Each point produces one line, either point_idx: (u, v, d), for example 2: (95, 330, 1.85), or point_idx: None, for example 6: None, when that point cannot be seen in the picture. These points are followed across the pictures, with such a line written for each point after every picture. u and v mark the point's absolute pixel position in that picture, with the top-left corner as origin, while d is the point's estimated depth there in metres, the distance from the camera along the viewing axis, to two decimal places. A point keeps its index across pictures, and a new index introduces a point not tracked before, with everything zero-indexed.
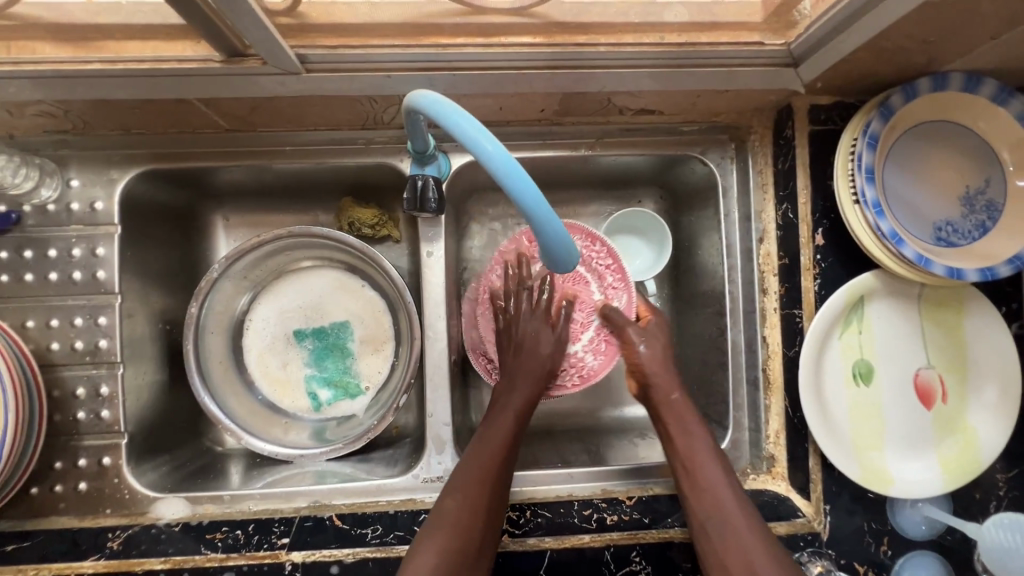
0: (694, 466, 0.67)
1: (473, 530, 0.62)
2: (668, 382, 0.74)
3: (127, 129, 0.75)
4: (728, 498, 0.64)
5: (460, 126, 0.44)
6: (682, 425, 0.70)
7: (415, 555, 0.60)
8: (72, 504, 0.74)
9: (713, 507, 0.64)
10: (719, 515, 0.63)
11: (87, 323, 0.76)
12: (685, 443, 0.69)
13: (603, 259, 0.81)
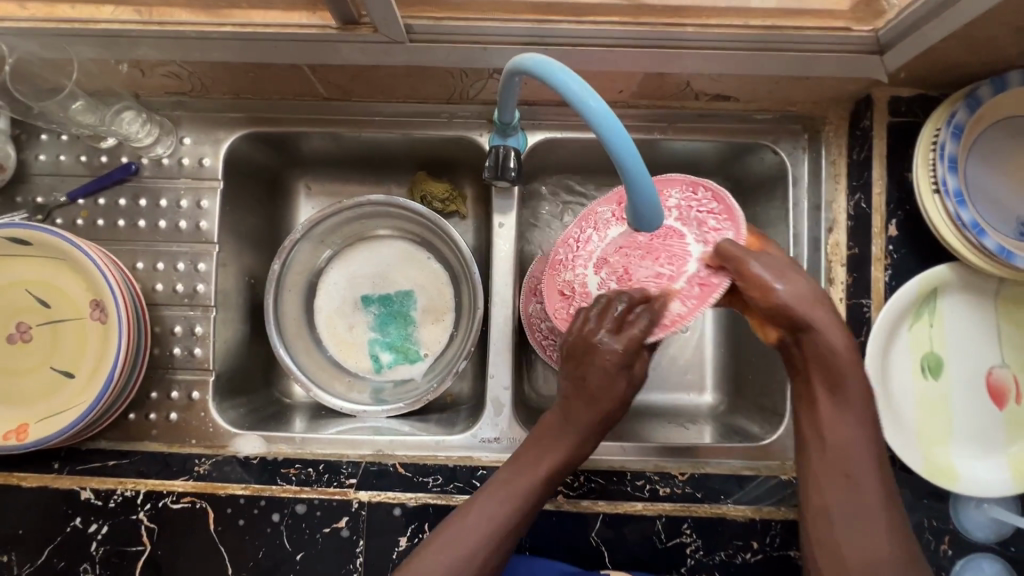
0: (847, 436, 0.59)
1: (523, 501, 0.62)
2: (851, 349, 0.59)
3: (236, 94, 0.83)
4: (874, 475, 0.58)
5: (564, 81, 0.49)
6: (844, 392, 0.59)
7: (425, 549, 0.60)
8: (163, 432, 0.81)
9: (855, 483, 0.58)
10: (854, 491, 0.58)
11: (188, 269, 0.83)
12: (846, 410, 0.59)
13: (705, 205, 0.65)
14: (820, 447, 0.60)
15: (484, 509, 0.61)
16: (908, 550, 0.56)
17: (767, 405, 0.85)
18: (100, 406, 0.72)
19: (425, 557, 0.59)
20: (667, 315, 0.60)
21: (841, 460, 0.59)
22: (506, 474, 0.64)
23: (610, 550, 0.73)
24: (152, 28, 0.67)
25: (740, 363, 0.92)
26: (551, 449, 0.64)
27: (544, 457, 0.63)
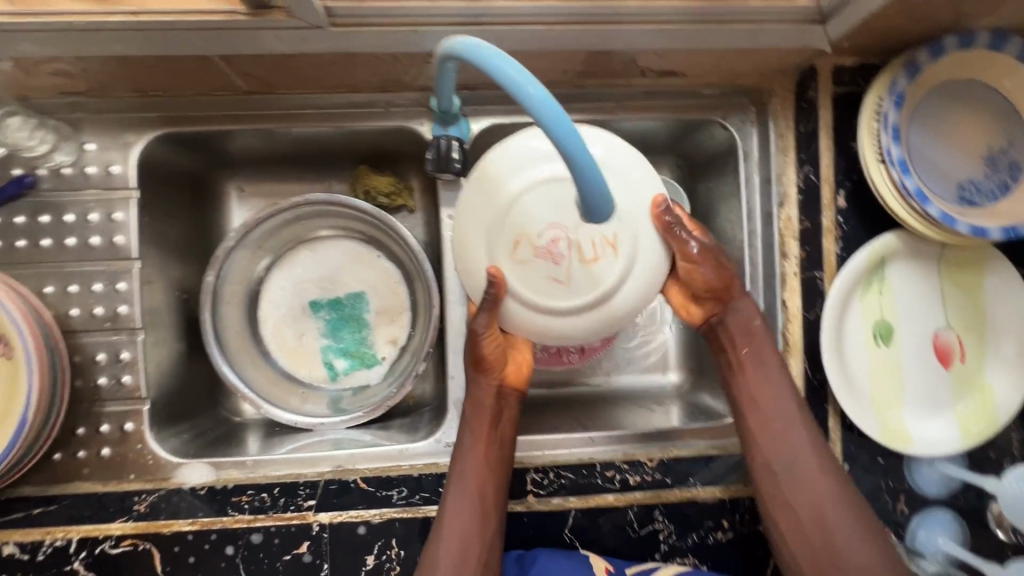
0: (766, 383, 0.64)
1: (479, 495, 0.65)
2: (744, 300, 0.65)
3: (143, 90, 0.74)
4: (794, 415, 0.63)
5: (500, 68, 0.45)
6: (756, 352, 0.65)
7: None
8: (96, 469, 0.74)
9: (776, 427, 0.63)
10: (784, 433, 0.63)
11: (106, 290, 0.75)
12: (756, 373, 0.64)
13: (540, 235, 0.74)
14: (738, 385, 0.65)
15: (439, 564, 0.62)
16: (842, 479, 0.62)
17: None
18: (14, 453, 0.65)
19: None
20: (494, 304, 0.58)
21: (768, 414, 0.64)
22: (445, 512, 0.64)
23: (584, 543, 0.72)
24: (26, 20, 0.58)
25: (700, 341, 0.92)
26: (475, 466, 0.65)
27: (473, 453, 0.66)
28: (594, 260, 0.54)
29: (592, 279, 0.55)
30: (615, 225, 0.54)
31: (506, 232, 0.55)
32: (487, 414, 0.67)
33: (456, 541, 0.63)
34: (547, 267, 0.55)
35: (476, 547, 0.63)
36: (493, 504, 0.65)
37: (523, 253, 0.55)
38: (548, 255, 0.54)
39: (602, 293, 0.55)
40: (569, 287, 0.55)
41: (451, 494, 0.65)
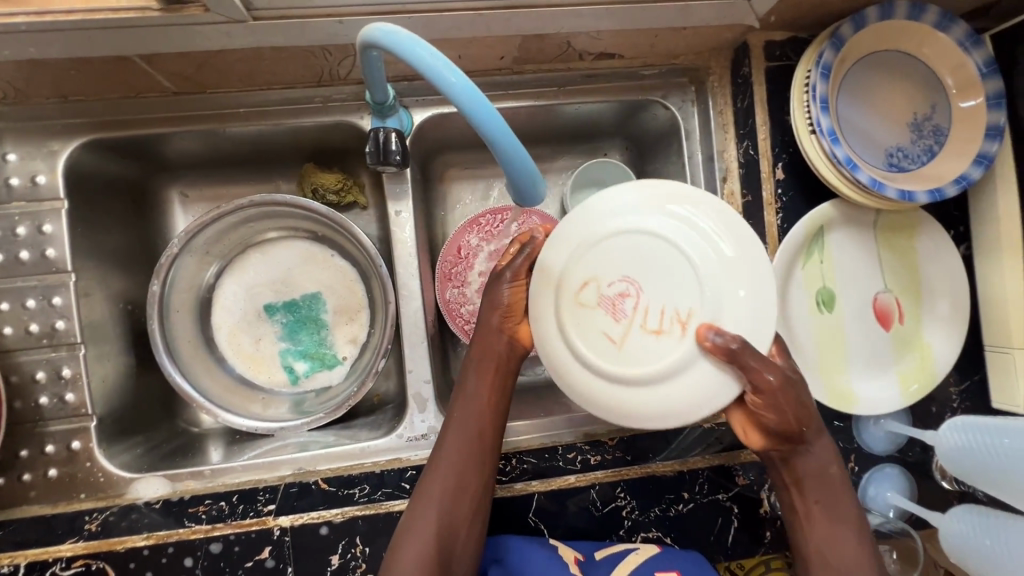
0: (832, 495, 0.61)
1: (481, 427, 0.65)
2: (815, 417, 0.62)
3: (64, 96, 0.71)
4: (852, 528, 0.60)
5: (416, 53, 0.45)
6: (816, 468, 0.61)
7: (416, 508, 0.62)
8: (44, 491, 0.71)
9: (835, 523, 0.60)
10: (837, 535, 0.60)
11: (41, 305, 0.72)
12: (828, 512, 0.61)
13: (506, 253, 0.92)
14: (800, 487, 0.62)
15: (433, 496, 0.62)
16: None
17: None
18: None
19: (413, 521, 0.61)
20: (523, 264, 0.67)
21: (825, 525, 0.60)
22: (444, 446, 0.64)
23: (549, 527, 0.72)
24: None
25: None
26: (478, 402, 0.66)
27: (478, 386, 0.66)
28: (659, 332, 0.55)
29: (655, 352, 0.55)
30: (690, 306, 0.56)
31: (576, 272, 0.57)
32: (495, 350, 0.67)
33: (451, 476, 0.63)
34: (606, 320, 0.56)
35: (471, 481, 0.63)
36: (492, 442, 0.65)
37: (587, 297, 0.57)
38: (612, 308, 0.56)
39: (664, 370, 0.55)
40: (623, 347, 0.56)
41: (451, 424, 0.65)
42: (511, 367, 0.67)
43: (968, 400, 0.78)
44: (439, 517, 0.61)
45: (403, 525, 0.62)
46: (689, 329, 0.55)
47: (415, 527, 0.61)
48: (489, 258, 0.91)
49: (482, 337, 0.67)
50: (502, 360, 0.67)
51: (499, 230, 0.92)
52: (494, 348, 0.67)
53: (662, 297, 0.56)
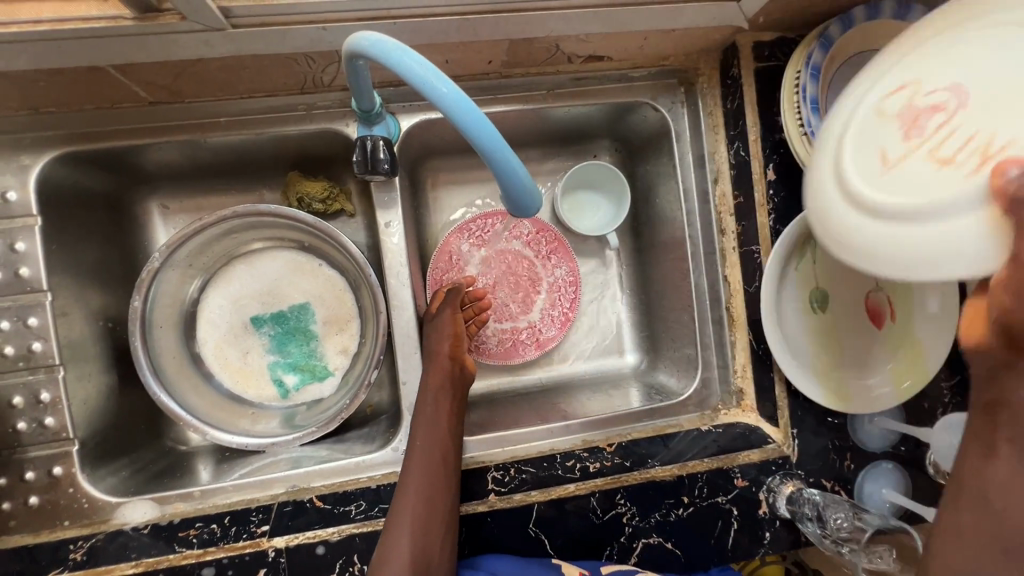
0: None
1: (442, 452, 0.69)
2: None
3: (34, 108, 0.68)
4: None
5: (405, 64, 0.43)
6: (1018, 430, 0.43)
7: (391, 540, 0.63)
8: (25, 520, 0.69)
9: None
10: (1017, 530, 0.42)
11: (16, 327, 0.69)
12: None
13: (541, 248, 0.93)
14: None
15: (404, 524, 0.63)
16: None
17: (682, 358, 0.88)
18: None
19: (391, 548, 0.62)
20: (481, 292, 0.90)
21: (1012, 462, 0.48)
22: (409, 472, 0.67)
23: (550, 537, 0.71)
24: None
25: (652, 320, 0.94)
26: (438, 427, 0.71)
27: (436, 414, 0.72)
28: (945, 163, 0.46)
29: (925, 180, 0.47)
30: (1013, 139, 0.43)
31: (897, 76, 0.52)
32: (446, 378, 0.76)
33: (420, 501, 0.65)
34: (894, 135, 0.50)
35: (439, 503, 0.65)
36: (453, 463, 0.69)
37: (891, 107, 0.51)
38: (912, 120, 0.50)
39: (911, 210, 0.47)
40: (891, 171, 0.49)
41: (415, 451, 0.69)
42: (457, 394, 0.76)
43: (959, 394, 0.79)
44: (413, 541, 0.62)
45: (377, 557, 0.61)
46: (988, 165, 0.43)
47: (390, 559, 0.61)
48: (480, 265, 0.92)
49: (434, 363, 0.76)
50: (447, 389, 0.75)
51: (491, 235, 0.92)
52: (442, 370, 0.76)
53: (990, 126, 0.45)
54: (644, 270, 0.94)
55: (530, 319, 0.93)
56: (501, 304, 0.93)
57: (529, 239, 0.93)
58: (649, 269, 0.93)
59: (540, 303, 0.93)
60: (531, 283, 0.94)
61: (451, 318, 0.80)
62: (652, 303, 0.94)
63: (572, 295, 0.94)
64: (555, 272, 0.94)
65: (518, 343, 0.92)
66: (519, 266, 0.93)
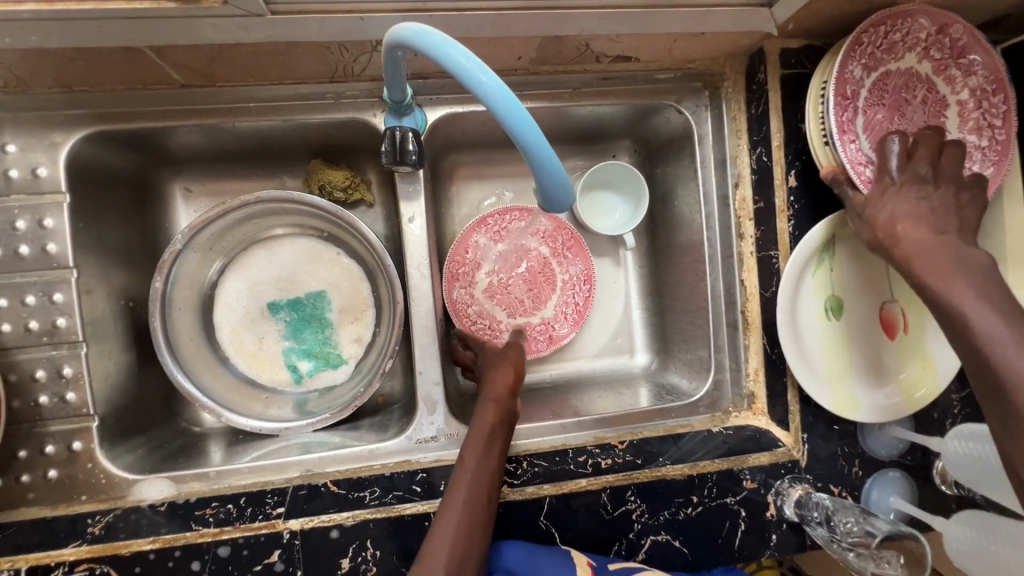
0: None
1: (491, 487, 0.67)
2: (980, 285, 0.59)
3: (67, 85, 0.69)
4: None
5: (449, 56, 0.44)
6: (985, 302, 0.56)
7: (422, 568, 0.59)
8: (43, 493, 0.70)
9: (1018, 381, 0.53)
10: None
11: (41, 302, 0.70)
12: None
13: (559, 244, 0.94)
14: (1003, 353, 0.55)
15: (440, 553, 0.60)
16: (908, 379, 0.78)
17: (694, 359, 0.88)
18: None
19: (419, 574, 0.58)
20: (500, 292, 0.92)
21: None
22: (450, 502, 0.64)
23: (560, 530, 0.72)
24: None
25: (665, 321, 0.95)
26: (490, 462, 0.68)
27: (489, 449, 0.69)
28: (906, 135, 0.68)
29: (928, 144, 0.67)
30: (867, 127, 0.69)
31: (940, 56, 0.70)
32: (501, 413, 0.73)
33: (460, 535, 0.62)
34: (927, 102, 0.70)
35: (475, 541, 0.62)
36: (494, 499, 0.67)
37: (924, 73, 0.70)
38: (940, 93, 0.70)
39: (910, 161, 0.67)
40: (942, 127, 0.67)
41: (463, 482, 0.66)
42: (510, 431, 0.73)
43: (968, 406, 0.80)
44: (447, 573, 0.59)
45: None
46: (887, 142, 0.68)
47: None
48: (496, 260, 0.92)
49: (495, 397, 0.74)
50: (502, 427, 0.72)
51: (507, 231, 0.92)
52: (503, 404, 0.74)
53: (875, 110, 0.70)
54: (659, 270, 0.95)
55: (542, 316, 0.93)
56: (515, 299, 0.93)
57: (545, 236, 0.93)
58: (664, 270, 0.94)
59: (555, 299, 0.94)
60: (545, 280, 0.94)
61: (514, 360, 0.80)
62: (666, 304, 0.94)
63: (586, 292, 0.94)
64: (570, 270, 0.94)
65: (531, 339, 0.92)
66: (534, 263, 0.94)
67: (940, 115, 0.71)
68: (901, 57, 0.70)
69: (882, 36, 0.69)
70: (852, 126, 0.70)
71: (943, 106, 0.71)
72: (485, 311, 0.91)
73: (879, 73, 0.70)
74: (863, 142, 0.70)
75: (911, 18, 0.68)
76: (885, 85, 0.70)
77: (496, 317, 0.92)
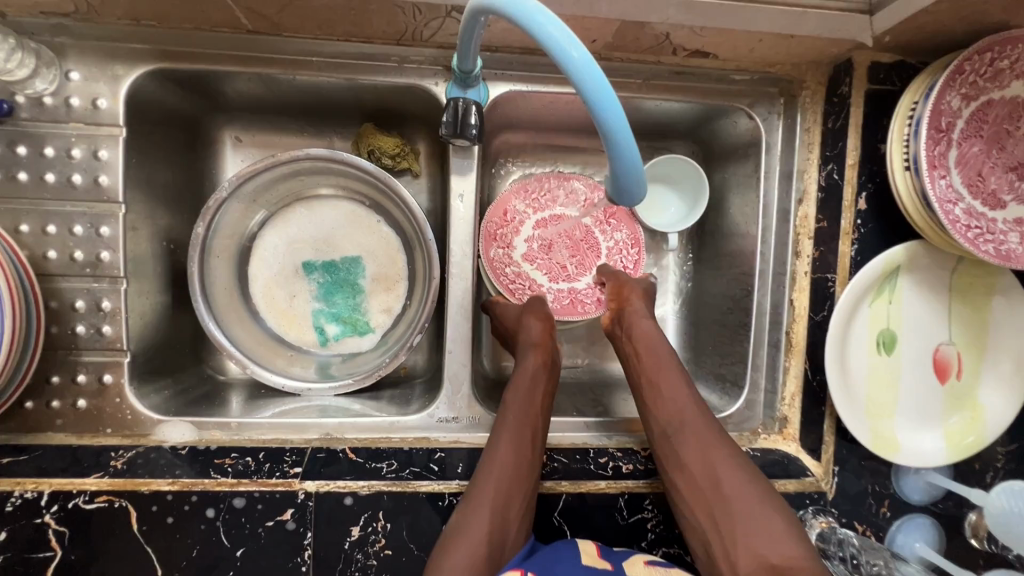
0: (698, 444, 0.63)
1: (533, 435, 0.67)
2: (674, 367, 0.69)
3: (135, 19, 0.68)
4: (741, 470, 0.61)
5: (543, 27, 0.42)
6: (651, 348, 0.71)
7: (469, 510, 0.60)
8: (71, 421, 0.71)
9: (694, 442, 0.63)
10: (714, 456, 0.62)
11: (87, 233, 0.70)
12: (695, 435, 0.64)
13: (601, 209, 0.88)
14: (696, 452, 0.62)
15: (486, 498, 0.61)
16: (955, 430, 0.75)
17: (727, 375, 0.85)
18: None
19: (467, 514, 0.60)
20: (541, 257, 0.87)
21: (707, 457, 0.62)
22: (496, 448, 0.65)
23: (572, 528, 0.70)
24: None
25: (698, 333, 0.91)
26: (531, 407, 0.69)
27: (530, 397, 0.70)
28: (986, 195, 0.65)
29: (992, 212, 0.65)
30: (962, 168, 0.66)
31: None
32: (543, 360, 0.73)
33: (504, 478, 0.63)
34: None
35: (521, 486, 0.63)
36: (538, 449, 0.67)
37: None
38: None
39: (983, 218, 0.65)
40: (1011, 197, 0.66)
41: (506, 425, 0.67)
42: (552, 380, 0.74)
43: (1013, 461, 0.76)
44: (493, 514, 0.60)
45: (454, 525, 0.60)
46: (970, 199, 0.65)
47: (467, 527, 0.59)
48: (537, 222, 0.87)
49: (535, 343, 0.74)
50: (543, 372, 0.73)
51: (549, 195, 0.88)
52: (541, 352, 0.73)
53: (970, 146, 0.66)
54: (700, 279, 0.92)
55: (586, 280, 0.86)
56: (557, 264, 0.87)
57: (584, 203, 0.88)
58: (707, 279, 0.91)
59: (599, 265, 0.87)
60: (589, 244, 0.88)
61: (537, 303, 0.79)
62: (702, 315, 0.91)
63: (635, 257, 0.87)
64: (616, 235, 0.88)
65: (574, 305, 0.85)
66: (575, 228, 0.88)
67: None
68: (1006, 86, 0.65)
69: (987, 63, 0.64)
70: (943, 160, 0.65)
71: None
72: (524, 275, 0.86)
73: (980, 102, 0.65)
74: (954, 178, 0.65)
75: (1022, 44, 0.63)
76: (985, 115, 0.65)
77: (537, 281, 0.86)
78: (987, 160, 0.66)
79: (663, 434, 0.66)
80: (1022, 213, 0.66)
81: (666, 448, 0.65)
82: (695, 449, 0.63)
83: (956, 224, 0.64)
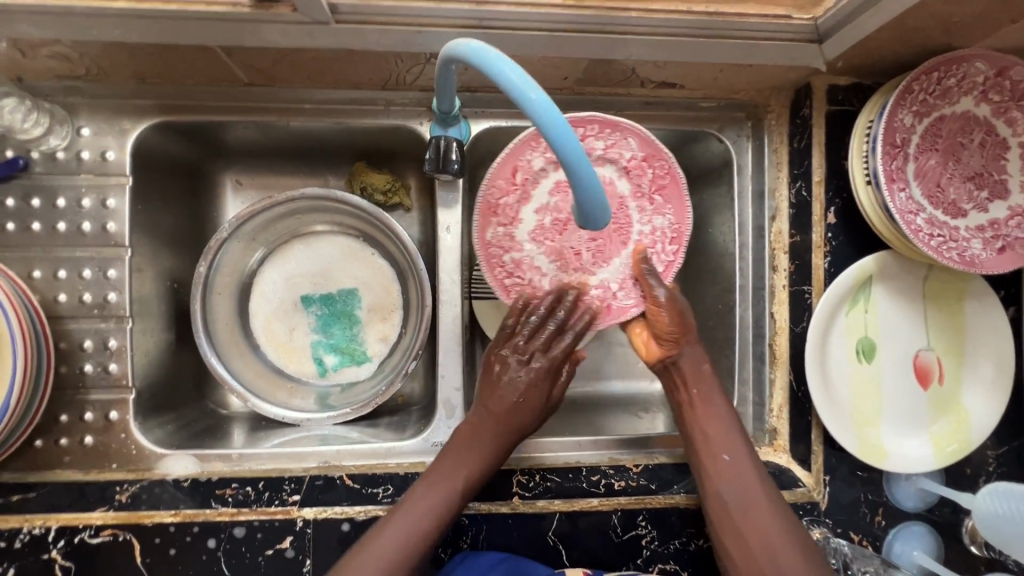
0: (757, 519, 0.63)
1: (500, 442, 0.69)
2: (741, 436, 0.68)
3: (141, 78, 0.73)
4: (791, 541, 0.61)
5: (504, 73, 0.45)
6: (705, 395, 0.70)
7: (414, 494, 0.66)
8: (78, 458, 0.73)
9: (754, 513, 0.63)
10: (770, 533, 0.62)
11: (96, 276, 0.75)
12: (752, 509, 0.63)
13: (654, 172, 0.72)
14: (756, 531, 0.62)
15: (432, 489, 0.66)
16: (943, 436, 0.76)
17: None
18: None
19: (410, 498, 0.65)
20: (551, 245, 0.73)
21: (761, 527, 0.62)
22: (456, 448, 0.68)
23: (567, 549, 0.72)
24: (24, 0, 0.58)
25: None
26: (505, 414, 0.69)
27: (505, 405, 0.69)
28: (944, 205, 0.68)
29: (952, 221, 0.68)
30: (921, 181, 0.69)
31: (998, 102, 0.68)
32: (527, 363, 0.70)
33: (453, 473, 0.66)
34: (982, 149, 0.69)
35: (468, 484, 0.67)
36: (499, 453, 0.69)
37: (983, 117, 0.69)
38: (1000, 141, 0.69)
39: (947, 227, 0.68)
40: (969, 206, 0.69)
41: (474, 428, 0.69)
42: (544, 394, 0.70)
43: (1004, 464, 0.77)
44: (429, 510, 0.64)
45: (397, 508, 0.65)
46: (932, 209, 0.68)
47: (407, 510, 0.64)
48: (553, 191, 0.72)
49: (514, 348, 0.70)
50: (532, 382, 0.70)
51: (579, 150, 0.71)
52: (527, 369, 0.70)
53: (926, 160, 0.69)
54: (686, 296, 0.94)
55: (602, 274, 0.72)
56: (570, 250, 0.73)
57: (629, 165, 0.72)
58: (692, 296, 0.93)
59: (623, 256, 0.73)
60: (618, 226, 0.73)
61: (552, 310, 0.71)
62: None
63: (671, 253, 0.73)
64: (653, 217, 0.73)
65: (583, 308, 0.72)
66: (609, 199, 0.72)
67: (1001, 158, 0.69)
68: (956, 102, 0.69)
69: (934, 81, 0.68)
70: (901, 173, 0.69)
71: (1004, 149, 0.69)
72: (524, 261, 0.73)
73: (932, 119, 0.69)
74: (913, 190, 0.69)
75: (966, 62, 0.68)
76: (938, 131, 0.69)
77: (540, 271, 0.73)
78: (944, 173, 0.69)
79: (716, 495, 0.65)
80: (983, 220, 0.69)
81: (722, 513, 0.64)
82: (755, 521, 0.63)
83: (919, 236, 0.67)
